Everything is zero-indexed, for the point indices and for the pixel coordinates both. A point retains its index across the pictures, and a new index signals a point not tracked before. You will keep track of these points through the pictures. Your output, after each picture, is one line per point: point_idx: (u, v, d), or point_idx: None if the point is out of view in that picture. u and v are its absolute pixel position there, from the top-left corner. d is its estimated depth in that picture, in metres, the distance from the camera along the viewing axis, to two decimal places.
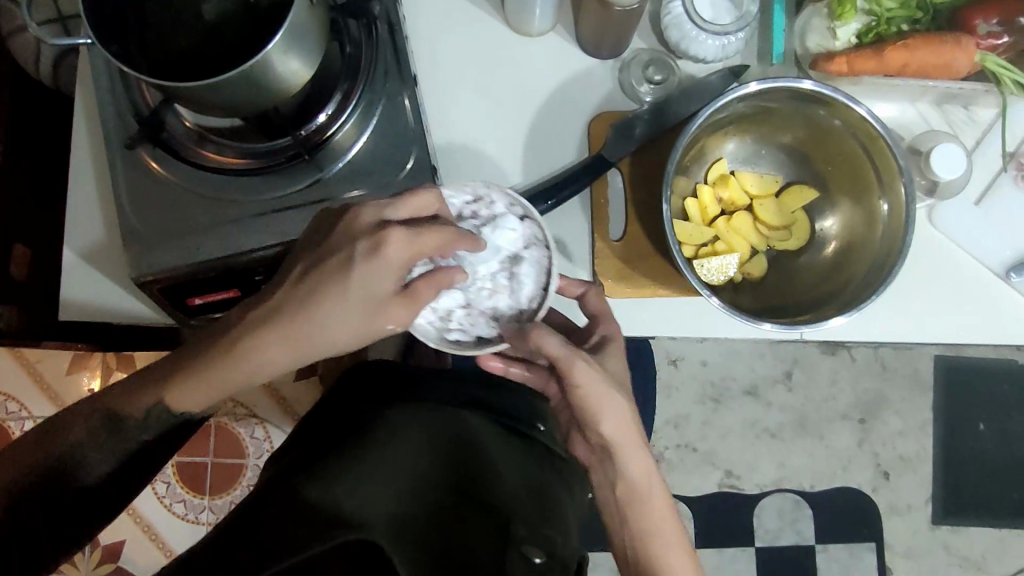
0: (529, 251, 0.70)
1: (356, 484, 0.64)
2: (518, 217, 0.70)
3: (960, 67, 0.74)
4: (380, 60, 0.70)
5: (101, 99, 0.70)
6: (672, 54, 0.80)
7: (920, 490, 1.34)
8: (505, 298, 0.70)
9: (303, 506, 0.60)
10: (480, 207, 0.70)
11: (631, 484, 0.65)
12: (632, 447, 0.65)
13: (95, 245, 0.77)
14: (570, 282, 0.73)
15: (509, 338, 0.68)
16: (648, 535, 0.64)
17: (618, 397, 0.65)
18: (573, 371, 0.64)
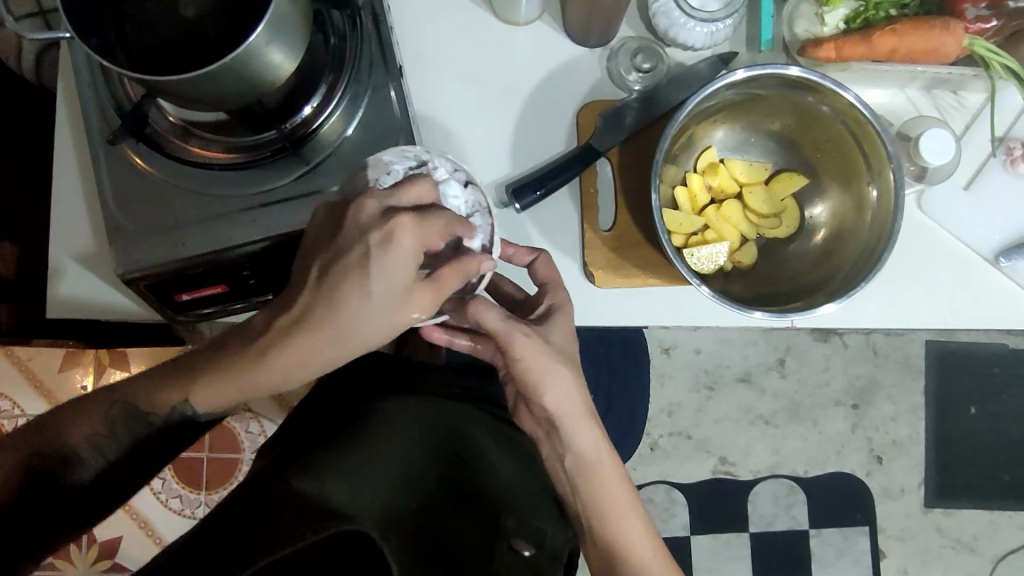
0: (474, 219, 0.66)
1: (348, 476, 0.65)
2: (461, 183, 0.67)
3: (949, 53, 0.73)
4: (366, 51, 0.69)
5: (83, 94, 0.69)
6: (660, 42, 0.80)
7: (913, 473, 1.35)
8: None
9: (294, 498, 0.60)
10: (424, 173, 0.65)
11: (581, 457, 0.67)
12: (576, 420, 0.66)
13: (81, 242, 0.76)
14: (519, 250, 0.73)
15: (449, 310, 0.66)
16: (599, 504, 0.67)
17: (562, 370, 0.65)
18: (512, 344, 0.63)
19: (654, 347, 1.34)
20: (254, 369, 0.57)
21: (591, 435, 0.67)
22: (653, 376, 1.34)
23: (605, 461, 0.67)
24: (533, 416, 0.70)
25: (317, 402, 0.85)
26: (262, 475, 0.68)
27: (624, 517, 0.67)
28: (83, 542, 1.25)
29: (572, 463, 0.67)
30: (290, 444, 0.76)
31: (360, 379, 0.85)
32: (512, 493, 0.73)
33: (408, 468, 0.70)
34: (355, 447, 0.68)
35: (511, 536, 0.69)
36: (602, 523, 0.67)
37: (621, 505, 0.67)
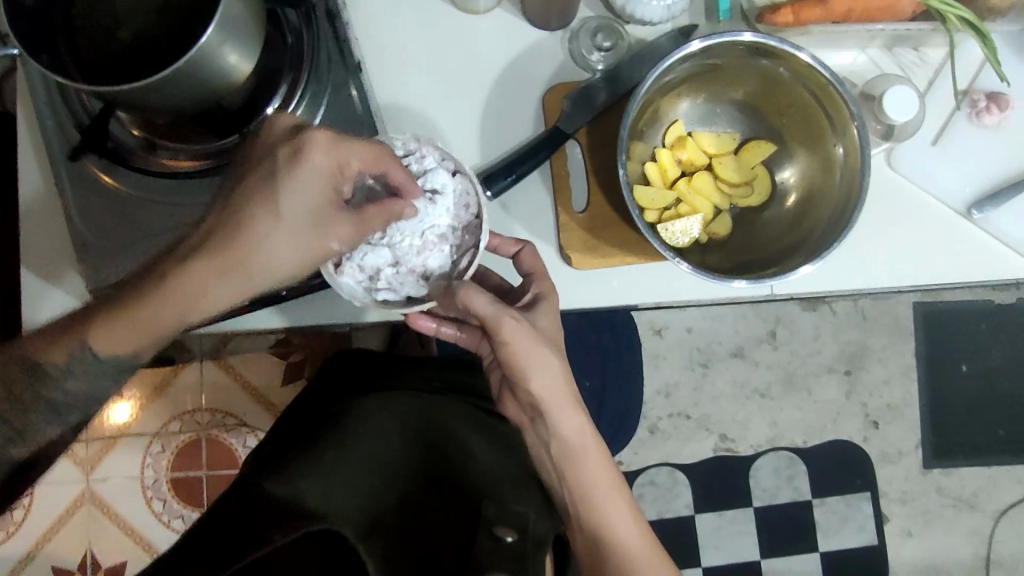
0: (458, 208, 0.69)
1: (324, 478, 0.68)
2: (449, 172, 0.69)
3: (904, 8, 0.74)
4: (323, 49, 0.69)
5: (41, 115, 0.69)
6: (620, 19, 0.80)
7: (910, 435, 1.35)
8: (436, 256, 0.69)
9: (270, 504, 0.65)
10: (411, 161, 0.69)
11: (567, 444, 0.66)
12: (563, 407, 0.65)
13: (52, 264, 0.75)
14: (503, 241, 0.73)
15: (437, 297, 0.68)
16: (586, 494, 0.66)
17: (548, 354, 0.64)
18: (500, 329, 0.62)
19: (645, 329, 1.34)
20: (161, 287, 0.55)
21: (576, 420, 0.66)
22: (645, 358, 1.34)
23: (592, 449, 0.66)
24: (518, 402, 0.69)
25: (305, 397, 0.87)
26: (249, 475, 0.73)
27: (612, 504, 0.66)
28: (87, 570, 1.27)
29: (558, 451, 0.66)
30: (276, 441, 0.80)
31: (346, 376, 0.85)
32: (500, 482, 0.71)
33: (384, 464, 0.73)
34: (330, 448, 0.71)
35: (493, 522, 0.62)
36: (589, 512, 0.66)
37: (605, 492, 0.66)
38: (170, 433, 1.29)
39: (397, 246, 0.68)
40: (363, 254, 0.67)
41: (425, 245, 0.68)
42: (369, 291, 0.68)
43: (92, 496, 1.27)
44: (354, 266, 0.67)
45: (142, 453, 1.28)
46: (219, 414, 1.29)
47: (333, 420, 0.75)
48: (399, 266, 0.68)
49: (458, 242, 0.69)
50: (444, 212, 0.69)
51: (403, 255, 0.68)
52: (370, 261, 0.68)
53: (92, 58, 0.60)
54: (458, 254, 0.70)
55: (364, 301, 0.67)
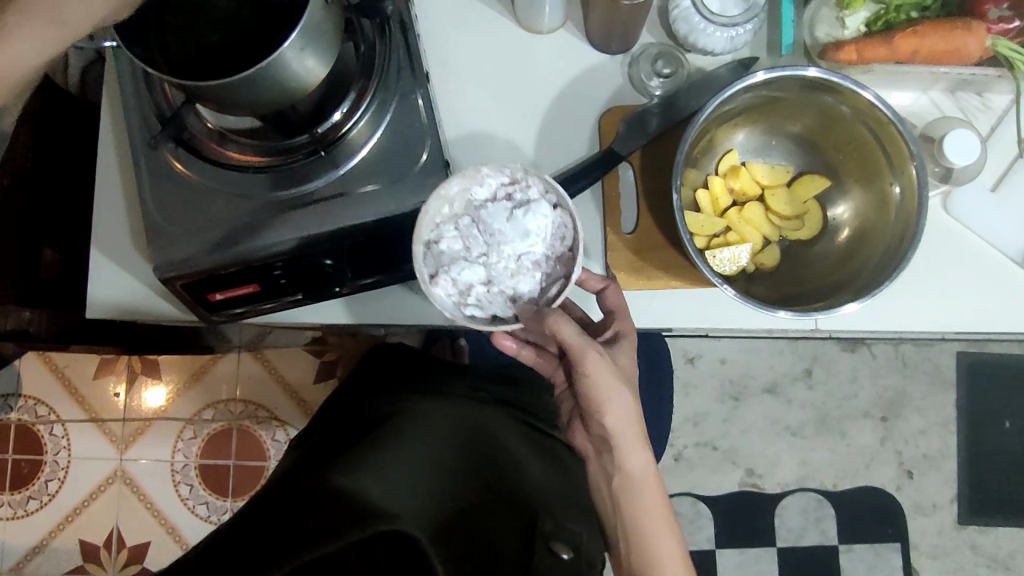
0: (556, 239, 0.69)
1: (386, 474, 0.65)
2: (551, 205, 0.69)
3: (971, 53, 0.74)
4: (394, 60, 0.71)
5: (125, 101, 0.73)
6: (681, 48, 0.81)
7: (946, 488, 1.32)
8: (527, 280, 0.69)
9: (333, 494, 0.60)
10: (515, 190, 0.69)
11: (629, 479, 0.68)
12: (631, 444, 0.67)
13: (119, 247, 0.79)
14: (590, 275, 0.73)
15: (524, 319, 0.68)
16: (639, 533, 0.67)
17: (624, 392, 0.66)
18: (583, 361, 0.64)
19: (678, 357, 1.34)
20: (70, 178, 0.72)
21: (643, 457, 0.68)
22: (676, 387, 1.33)
23: (653, 491, 0.68)
24: (587, 433, 0.72)
25: (345, 398, 0.89)
26: (295, 477, 0.70)
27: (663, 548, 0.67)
28: (112, 547, 1.30)
29: (620, 486, 0.68)
30: (319, 444, 0.78)
31: (386, 380, 0.87)
32: (547, 496, 0.73)
33: (442, 468, 0.70)
34: (390, 444, 0.69)
35: (550, 537, 0.68)
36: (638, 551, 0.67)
37: (657, 528, 0.67)
38: (203, 420, 1.33)
39: (492, 267, 0.69)
40: (459, 269, 0.68)
41: (519, 269, 0.69)
42: (458, 305, 0.69)
43: (124, 475, 1.31)
44: (447, 279, 0.67)
45: (174, 438, 1.32)
46: (251, 406, 1.33)
47: (387, 420, 0.75)
48: (491, 286, 0.69)
49: (549, 271, 0.69)
50: (540, 240, 0.69)
51: (496, 275, 0.69)
52: (465, 277, 0.68)
53: (178, 53, 0.63)
54: (546, 282, 0.70)
55: (452, 313, 0.68)
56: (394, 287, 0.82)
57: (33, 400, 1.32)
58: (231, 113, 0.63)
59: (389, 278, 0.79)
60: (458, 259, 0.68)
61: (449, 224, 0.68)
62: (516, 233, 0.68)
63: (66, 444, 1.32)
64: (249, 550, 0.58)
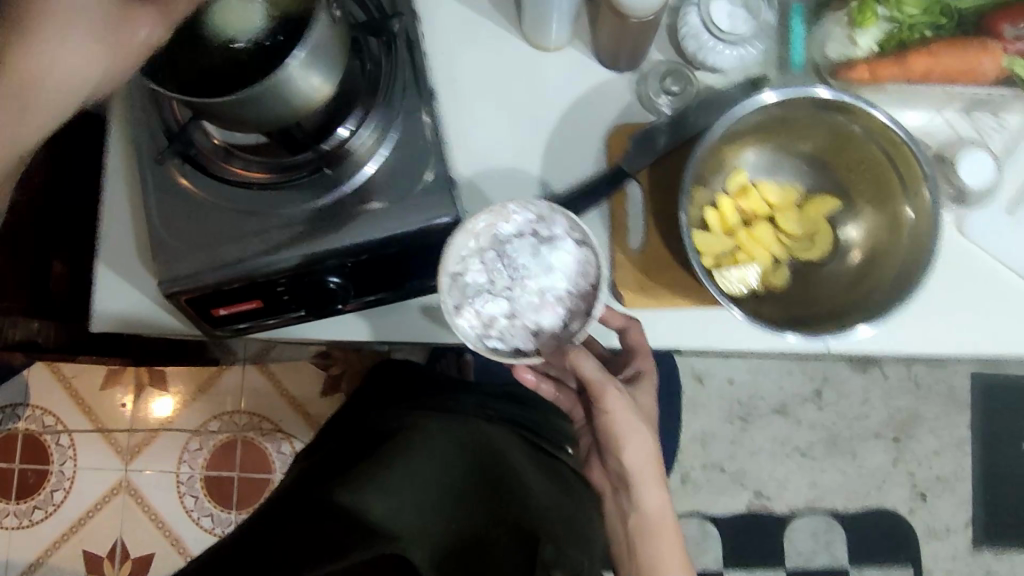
0: (579, 275, 0.69)
1: (388, 495, 0.71)
2: (575, 242, 0.69)
3: (987, 73, 0.73)
4: (399, 77, 0.71)
5: (134, 118, 0.73)
6: (691, 65, 0.80)
7: (960, 512, 1.29)
8: (550, 315, 0.68)
9: (336, 513, 0.67)
10: (541, 226, 0.70)
11: (646, 517, 0.70)
12: (648, 482, 0.70)
13: (125, 261, 0.79)
14: (615, 313, 0.73)
15: (546, 352, 0.67)
16: (653, 569, 0.70)
17: (643, 429, 0.69)
18: (603, 396, 0.68)
19: (686, 375, 1.32)
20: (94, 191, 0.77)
21: (659, 495, 0.70)
22: (684, 405, 1.31)
23: (667, 527, 0.70)
24: (604, 470, 0.73)
25: (358, 404, 0.89)
26: (305, 483, 0.75)
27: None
28: (115, 559, 1.29)
29: (636, 523, 0.70)
30: (330, 450, 0.80)
31: (401, 389, 0.86)
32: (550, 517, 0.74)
33: (444, 488, 0.74)
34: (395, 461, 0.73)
35: (538, 568, 0.69)
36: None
37: (669, 566, 0.70)
38: (208, 432, 1.32)
39: (515, 300, 0.69)
40: (483, 302, 0.68)
41: (542, 303, 0.69)
42: (480, 337, 0.68)
43: (129, 486, 1.30)
44: (471, 310, 0.67)
45: (180, 449, 1.32)
46: (256, 419, 1.32)
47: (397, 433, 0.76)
48: (514, 319, 0.68)
49: (572, 306, 0.69)
50: (564, 276, 0.69)
51: (520, 309, 0.68)
52: (488, 310, 0.68)
53: (184, 70, 0.63)
54: (570, 318, 0.69)
55: (474, 344, 0.67)
56: (398, 304, 0.81)
57: (39, 410, 1.32)
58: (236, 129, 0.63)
59: (394, 296, 0.78)
60: (482, 293, 0.68)
61: (474, 258, 0.68)
62: (540, 267, 0.69)
63: (72, 455, 1.31)
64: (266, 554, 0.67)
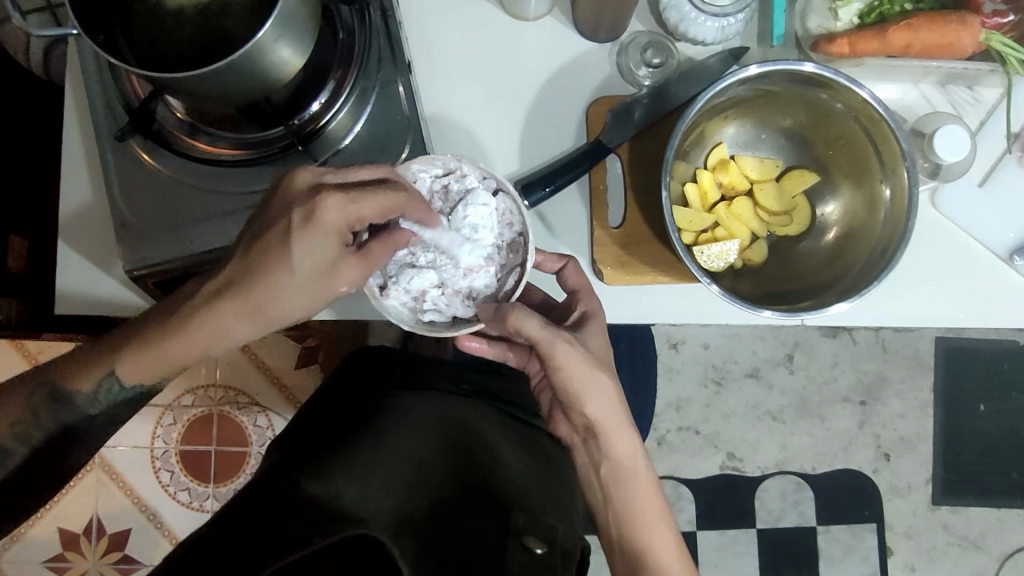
0: (502, 225, 0.68)
1: (362, 479, 0.63)
2: (490, 191, 0.67)
3: (964, 47, 0.73)
4: (373, 47, 0.68)
5: (90, 90, 0.69)
6: (671, 36, 0.79)
7: (921, 470, 1.34)
8: (482, 277, 0.67)
9: (305, 501, 0.59)
10: (451, 181, 0.67)
11: (618, 463, 0.68)
12: (617, 427, 0.67)
13: (89, 236, 0.76)
14: (547, 256, 0.74)
15: (486, 319, 0.65)
16: (629, 515, 0.68)
17: (602, 376, 0.65)
18: (553, 353, 0.64)
19: (662, 342, 1.33)
20: (141, 352, 0.59)
21: (629, 441, 0.68)
22: (660, 371, 1.33)
23: (641, 471, 0.68)
24: (571, 423, 0.72)
25: (328, 395, 0.86)
26: (271, 481, 0.68)
27: (651, 526, 0.67)
28: (91, 534, 1.28)
29: (608, 472, 0.68)
30: (300, 447, 0.76)
31: (366, 381, 0.84)
32: (530, 497, 0.69)
33: (420, 468, 0.69)
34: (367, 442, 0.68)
35: (523, 533, 0.63)
36: (629, 530, 0.67)
37: (648, 516, 0.68)
38: (182, 406, 1.30)
39: (442, 268, 0.66)
40: (409, 277, 0.65)
41: (471, 263, 0.66)
42: (415, 313, 0.67)
43: (102, 461, 1.28)
44: (398, 289, 0.65)
45: (153, 424, 1.29)
46: (230, 392, 1.30)
47: (366, 419, 0.73)
48: (445, 288, 0.66)
49: (503, 262, 0.68)
50: (488, 230, 0.67)
51: (449, 277, 0.66)
52: (416, 285, 0.66)
53: (145, 42, 0.60)
54: (503, 274, 0.68)
55: (411, 323, 0.67)
56: None
57: None
58: (203, 105, 0.60)
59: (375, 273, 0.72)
60: (406, 267, 0.66)
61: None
62: (460, 228, 0.66)
63: None
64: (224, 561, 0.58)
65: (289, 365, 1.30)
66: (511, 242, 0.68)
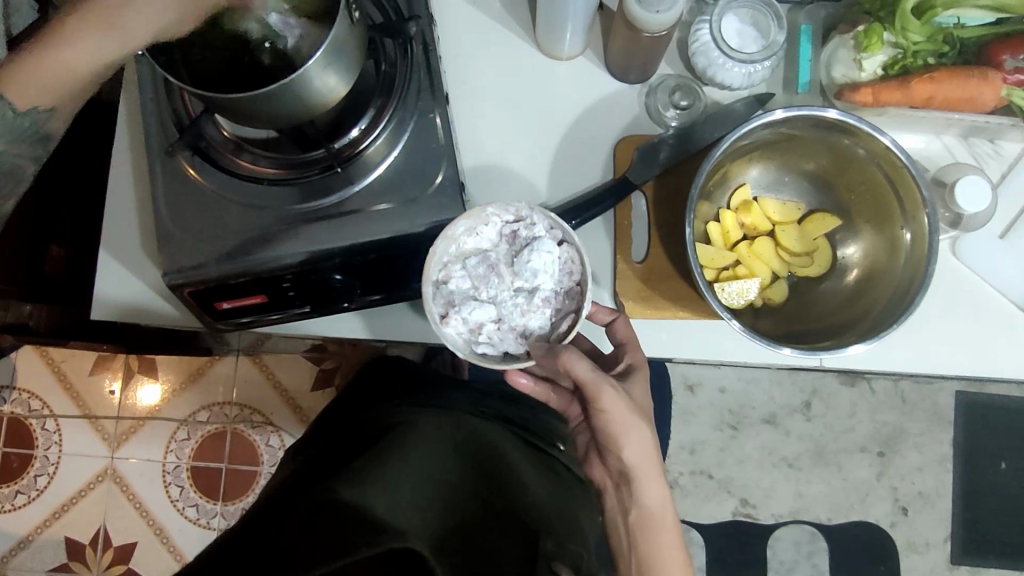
0: (563, 273, 0.69)
1: (394, 491, 0.63)
2: (556, 242, 0.68)
3: (986, 102, 0.75)
4: (414, 78, 0.72)
5: (145, 108, 0.74)
6: (699, 80, 0.82)
7: (940, 527, 1.31)
8: (537, 317, 0.68)
9: (341, 508, 0.59)
10: (521, 228, 0.69)
11: (645, 511, 0.68)
12: (650, 475, 0.68)
13: (127, 248, 0.79)
14: (599, 308, 0.74)
15: (537, 356, 0.67)
16: (649, 563, 0.67)
17: (642, 426, 0.67)
18: (598, 396, 0.64)
19: (677, 382, 1.33)
20: None
21: (660, 490, 0.68)
22: (674, 412, 1.33)
23: (668, 523, 0.68)
24: (605, 467, 0.73)
25: (339, 413, 0.87)
26: (299, 490, 0.68)
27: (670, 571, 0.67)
28: (98, 546, 1.29)
29: (636, 519, 0.68)
30: (323, 458, 0.76)
31: (388, 396, 0.85)
32: (551, 520, 0.70)
33: (447, 486, 0.68)
34: (395, 456, 0.68)
35: (552, 558, 0.63)
36: None
37: (670, 564, 0.67)
38: (197, 422, 1.32)
39: (502, 305, 0.68)
40: (470, 309, 0.67)
41: (529, 304, 0.68)
42: (470, 343, 0.68)
43: (114, 473, 1.30)
44: (458, 319, 0.67)
45: (167, 438, 1.31)
46: (246, 410, 1.32)
47: (392, 432, 0.73)
48: (502, 323, 0.68)
49: (559, 305, 0.69)
50: (549, 277, 0.68)
51: (507, 313, 0.68)
52: (475, 317, 0.67)
53: (201, 67, 0.64)
54: (557, 317, 0.69)
55: (464, 352, 0.67)
56: (395, 306, 0.83)
57: (26, 393, 1.32)
58: (251, 126, 0.63)
59: (397, 297, 0.79)
60: (470, 299, 0.68)
61: (457, 264, 0.68)
62: (523, 271, 0.68)
63: (59, 439, 1.31)
64: (257, 564, 0.57)
65: (306, 386, 1.32)
66: (568, 290, 0.69)
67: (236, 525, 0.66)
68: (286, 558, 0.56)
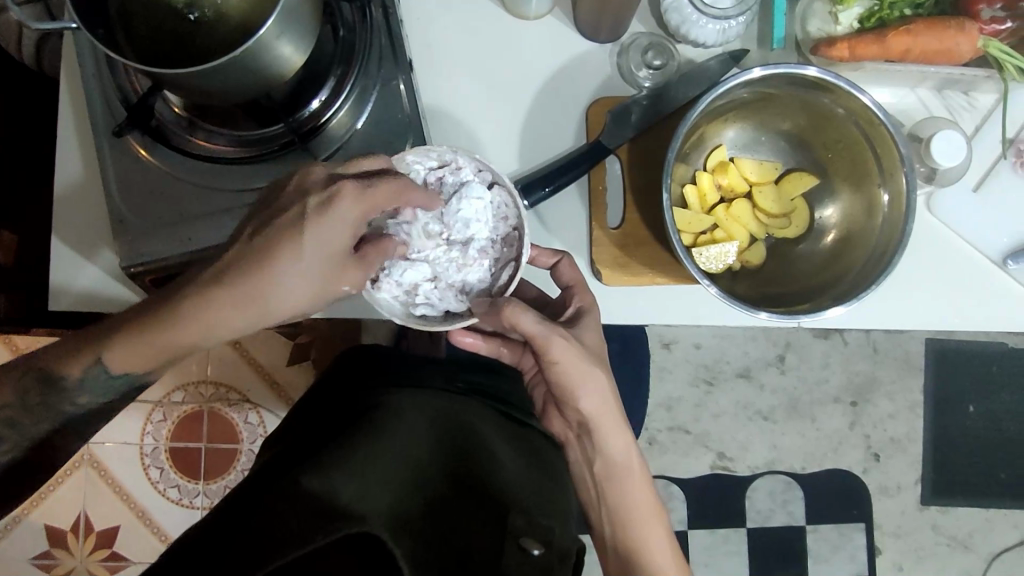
0: (496, 219, 0.67)
1: (361, 477, 0.62)
2: (485, 184, 0.67)
3: (963, 53, 0.74)
4: (374, 45, 0.68)
5: (87, 84, 0.69)
6: (672, 38, 0.79)
7: (910, 470, 1.35)
8: (476, 270, 0.67)
9: (304, 499, 0.58)
10: (446, 174, 0.67)
11: (610, 462, 0.69)
12: (611, 426, 0.67)
13: (80, 231, 0.75)
14: (542, 252, 0.73)
15: (480, 313, 0.65)
16: (620, 508, 0.69)
17: (598, 373, 0.66)
18: (548, 348, 0.63)
19: (654, 342, 1.34)
20: None
21: (624, 439, 0.68)
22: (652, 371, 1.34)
23: (635, 470, 0.69)
24: (564, 418, 0.73)
25: (313, 398, 0.86)
26: (268, 477, 0.67)
27: (648, 523, 0.69)
28: (79, 532, 1.27)
29: (602, 466, 0.69)
30: (295, 443, 0.75)
31: (361, 376, 0.84)
32: (525, 495, 0.70)
33: (416, 470, 0.67)
34: (365, 439, 0.67)
35: (520, 535, 0.64)
36: (621, 521, 0.69)
37: (643, 511, 0.69)
38: (172, 403, 1.28)
39: (435, 261, 0.67)
40: (402, 270, 0.65)
41: (466, 259, 0.67)
42: (406, 307, 0.66)
43: (90, 458, 1.27)
44: (390, 280, 0.65)
45: (143, 420, 1.28)
46: (219, 388, 1.29)
47: (363, 413, 0.72)
48: (438, 281, 0.66)
49: (498, 255, 0.67)
50: (481, 224, 0.67)
51: (442, 270, 0.66)
52: (409, 278, 0.66)
53: (144, 39, 0.60)
54: (497, 268, 0.68)
55: (402, 317, 0.66)
56: None
57: None
58: (201, 101, 0.59)
59: None
60: (400, 260, 0.66)
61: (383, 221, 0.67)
62: (455, 223, 0.66)
63: None
64: (221, 556, 0.56)
65: (280, 362, 1.29)
66: (503, 235, 0.68)
67: (204, 517, 0.65)
68: (248, 551, 0.55)
